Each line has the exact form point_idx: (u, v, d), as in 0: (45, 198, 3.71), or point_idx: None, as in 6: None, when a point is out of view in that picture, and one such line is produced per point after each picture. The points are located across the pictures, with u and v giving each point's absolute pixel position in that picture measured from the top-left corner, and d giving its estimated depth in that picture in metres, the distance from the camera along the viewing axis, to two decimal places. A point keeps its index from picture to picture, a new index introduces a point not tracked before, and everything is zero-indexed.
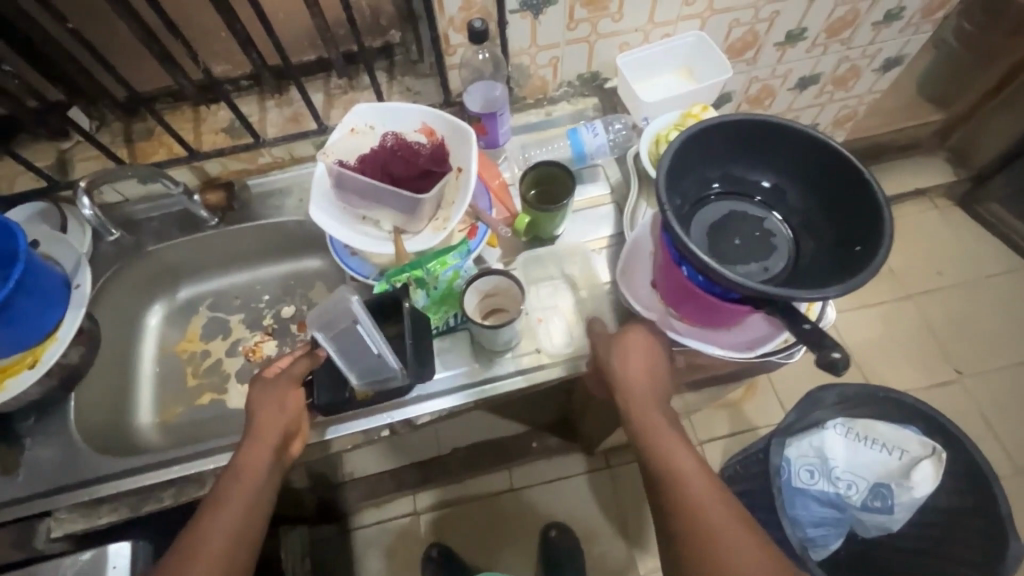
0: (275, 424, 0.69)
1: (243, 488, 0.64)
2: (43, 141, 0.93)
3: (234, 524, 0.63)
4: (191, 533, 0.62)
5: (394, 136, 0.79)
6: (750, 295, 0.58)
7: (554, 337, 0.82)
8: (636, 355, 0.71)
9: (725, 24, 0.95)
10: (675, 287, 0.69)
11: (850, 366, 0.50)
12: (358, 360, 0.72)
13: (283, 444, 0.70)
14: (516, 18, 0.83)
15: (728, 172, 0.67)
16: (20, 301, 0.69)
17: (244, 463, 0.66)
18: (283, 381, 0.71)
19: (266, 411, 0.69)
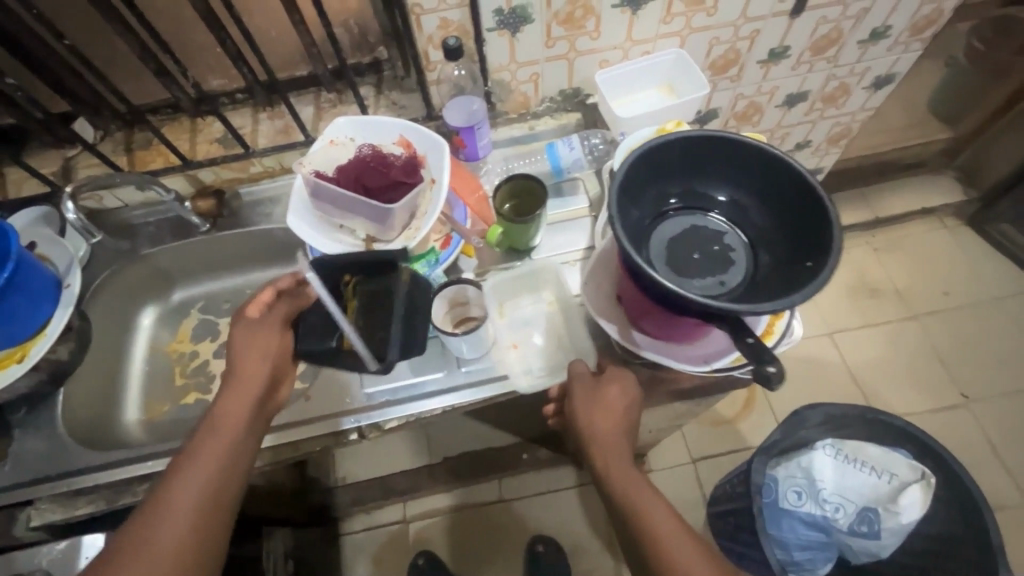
0: (258, 369, 0.70)
1: (222, 432, 0.65)
2: (52, 149, 0.99)
3: (214, 469, 0.63)
4: (167, 482, 0.61)
5: (370, 148, 0.82)
6: (701, 311, 0.58)
7: (522, 356, 0.82)
8: (601, 408, 0.71)
9: (705, 42, 0.97)
10: (635, 301, 0.70)
11: (783, 379, 0.52)
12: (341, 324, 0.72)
13: (268, 392, 0.71)
14: (494, 35, 0.85)
15: (686, 186, 0.68)
16: (13, 298, 0.74)
17: (223, 410, 0.66)
18: (269, 323, 0.73)
19: (248, 355, 0.70)
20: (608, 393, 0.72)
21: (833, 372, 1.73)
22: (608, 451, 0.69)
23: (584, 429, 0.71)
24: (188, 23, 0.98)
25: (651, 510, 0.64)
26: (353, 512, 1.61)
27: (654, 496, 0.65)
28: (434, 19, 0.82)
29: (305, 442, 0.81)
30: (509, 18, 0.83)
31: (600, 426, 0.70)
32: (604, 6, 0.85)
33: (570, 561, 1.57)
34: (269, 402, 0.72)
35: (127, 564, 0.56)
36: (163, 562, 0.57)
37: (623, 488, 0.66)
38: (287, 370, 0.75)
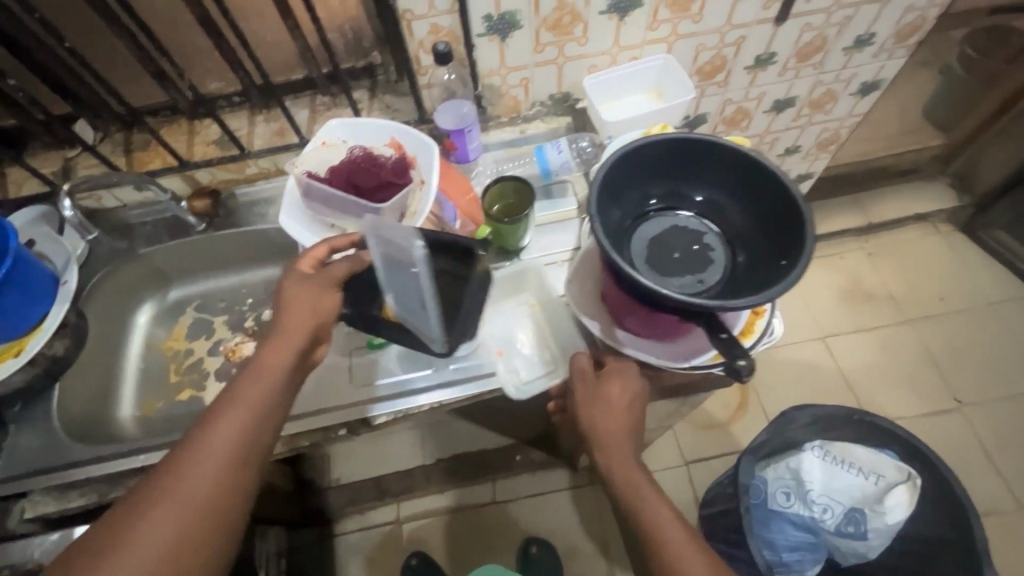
0: (304, 321, 0.65)
1: (262, 383, 0.60)
2: (52, 149, 1.01)
3: (249, 419, 0.58)
4: (200, 425, 0.56)
5: (361, 149, 0.84)
6: (678, 307, 0.60)
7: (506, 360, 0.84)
8: (604, 406, 0.70)
9: (692, 48, 0.99)
10: (619, 298, 0.71)
11: (752, 372, 0.55)
12: (405, 303, 0.74)
13: (309, 347, 0.66)
14: (483, 41, 0.88)
15: (666, 187, 0.70)
16: (10, 293, 0.76)
17: (265, 359, 0.62)
18: (322, 279, 0.68)
19: (298, 306, 0.66)
20: (609, 389, 0.71)
21: (826, 376, 1.73)
22: (612, 450, 0.69)
23: (588, 429, 0.70)
24: (187, 28, 1.01)
25: (657, 512, 0.63)
26: (347, 513, 1.62)
27: (659, 499, 0.64)
28: (425, 24, 0.84)
29: (295, 436, 0.82)
30: (498, 24, 0.85)
31: (602, 426, 0.69)
32: (591, 12, 0.87)
33: (563, 562, 1.57)
34: (309, 356, 0.67)
35: (149, 509, 0.51)
36: (184, 511, 0.52)
37: (628, 489, 0.65)
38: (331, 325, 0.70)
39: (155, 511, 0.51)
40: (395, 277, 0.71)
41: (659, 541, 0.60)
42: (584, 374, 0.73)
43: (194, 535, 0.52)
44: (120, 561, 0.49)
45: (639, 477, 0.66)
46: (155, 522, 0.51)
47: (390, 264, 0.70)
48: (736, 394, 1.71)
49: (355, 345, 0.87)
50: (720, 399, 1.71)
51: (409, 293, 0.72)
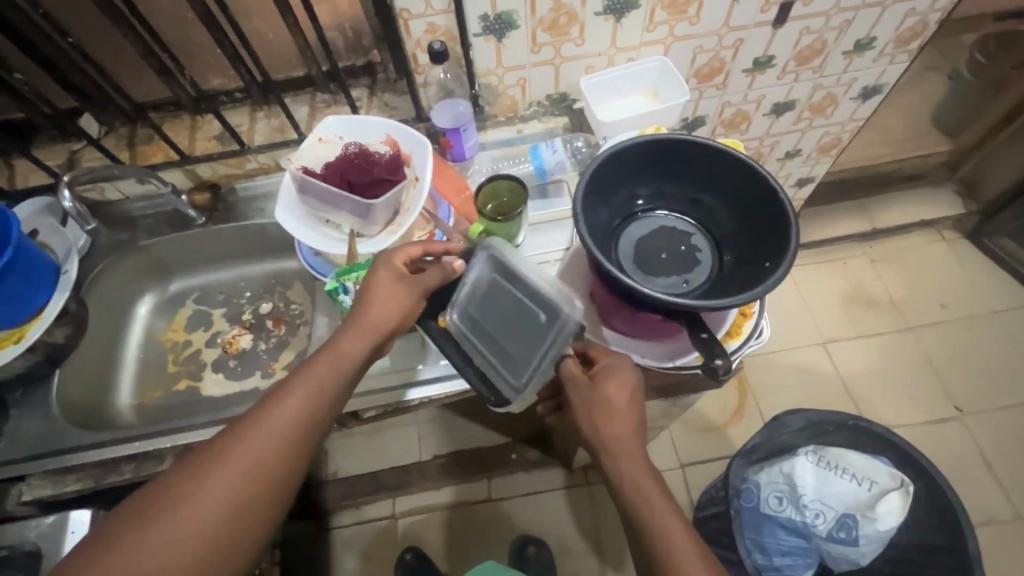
0: (381, 319, 0.68)
1: (331, 367, 0.63)
2: (58, 143, 1.03)
3: (313, 404, 0.61)
4: (273, 395, 0.60)
5: (357, 146, 0.85)
6: (661, 307, 0.60)
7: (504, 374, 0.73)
8: (606, 410, 0.65)
9: (690, 50, 0.99)
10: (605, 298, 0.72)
11: (728, 372, 0.55)
12: (484, 333, 0.73)
13: (383, 340, 0.69)
14: (480, 40, 0.88)
15: (657, 187, 0.71)
16: (10, 281, 0.78)
17: (341, 346, 0.65)
18: (413, 285, 0.71)
19: (382, 302, 0.68)
20: (606, 388, 0.66)
21: (825, 381, 1.72)
22: (618, 455, 0.64)
23: (591, 434, 0.65)
24: (191, 26, 1.03)
25: (665, 521, 0.59)
26: (343, 507, 1.63)
27: (667, 508, 0.60)
28: (422, 23, 0.85)
29: None
30: (494, 24, 0.86)
31: (608, 432, 0.64)
32: (587, 13, 0.87)
33: (555, 561, 1.58)
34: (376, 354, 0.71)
35: (213, 472, 0.54)
36: (244, 480, 0.55)
37: (633, 495, 0.61)
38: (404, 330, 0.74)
39: (220, 471, 0.54)
40: (491, 303, 0.73)
41: (667, 553, 0.57)
42: (578, 377, 0.68)
43: (244, 505, 0.54)
44: (181, 513, 0.52)
45: (648, 483, 0.62)
46: (216, 484, 0.54)
47: (494, 290, 0.73)
48: (733, 398, 1.70)
49: None
50: (717, 402, 1.71)
51: (509, 323, 0.72)
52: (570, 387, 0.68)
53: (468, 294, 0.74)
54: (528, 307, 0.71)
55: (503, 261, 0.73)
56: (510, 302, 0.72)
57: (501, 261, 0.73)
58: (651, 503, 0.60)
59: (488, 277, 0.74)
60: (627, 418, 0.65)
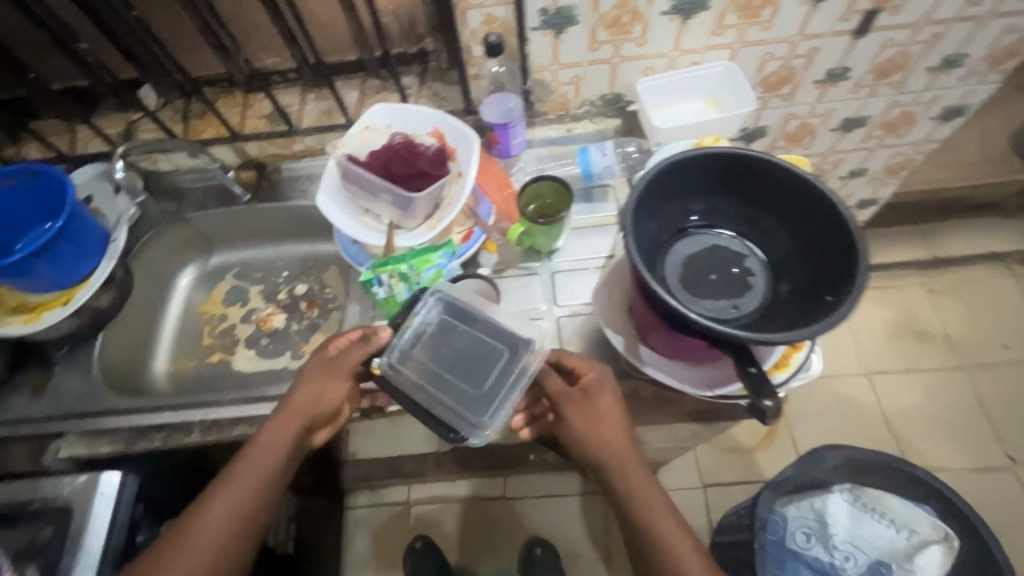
0: (307, 411, 0.69)
1: (258, 462, 0.66)
2: (117, 112, 1.06)
3: (246, 500, 0.65)
4: (206, 497, 0.65)
5: (403, 137, 0.83)
6: (702, 332, 0.57)
7: (467, 405, 0.68)
8: (608, 423, 0.67)
9: (758, 57, 0.93)
10: (642, 314, 0.69)
11: (776, 416, 0.50)
12: (435, 378, 0.70)
13: (310, 428, 0.70)
14: (537, 35, 0.85)
15: (710, 204, 0.67)
16: (61, 245, 0.80)
17: (265, 439, 0.68)
18: (339, 368, 0.71)
19: (302, 395, 0.70)
20: (600, 401, 0.67)
21: (865, 415, 1.63)
22: (625, 468, 0.65)
23: (595, 450, 0.66)
24: None
25: (664, 527, 0.62)
26: (358, 488, 1.65)
27: (663, 510, 0.63)
28: (479, 14, 0.82)
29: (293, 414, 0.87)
30: (554, 18, 0.83)
31: (608, 442, 0.66)
32: (652, 12, 0.83)
33: (563, 566, 1.56)
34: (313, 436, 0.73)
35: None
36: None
37: (631, 500, 0.64)
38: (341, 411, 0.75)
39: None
40: (443, 346, 0.72)
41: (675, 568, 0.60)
42: (569, 392, 0.69)
43: None
44: None
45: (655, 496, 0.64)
46: None
47: (446, 335, 0.73)
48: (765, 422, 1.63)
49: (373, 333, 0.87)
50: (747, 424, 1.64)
51: (467, 361, 0.71)
52: (564, 401, 0.68)
53: (415, 340, 0.72)
54: (483, 351, 0.72)
55: (455, 307, 0.75)
56: (465, 345, 0.73)
57: (453, 307, 0.75)
58: (650, 507, 0.63)
59: (438, 320, 0.74)
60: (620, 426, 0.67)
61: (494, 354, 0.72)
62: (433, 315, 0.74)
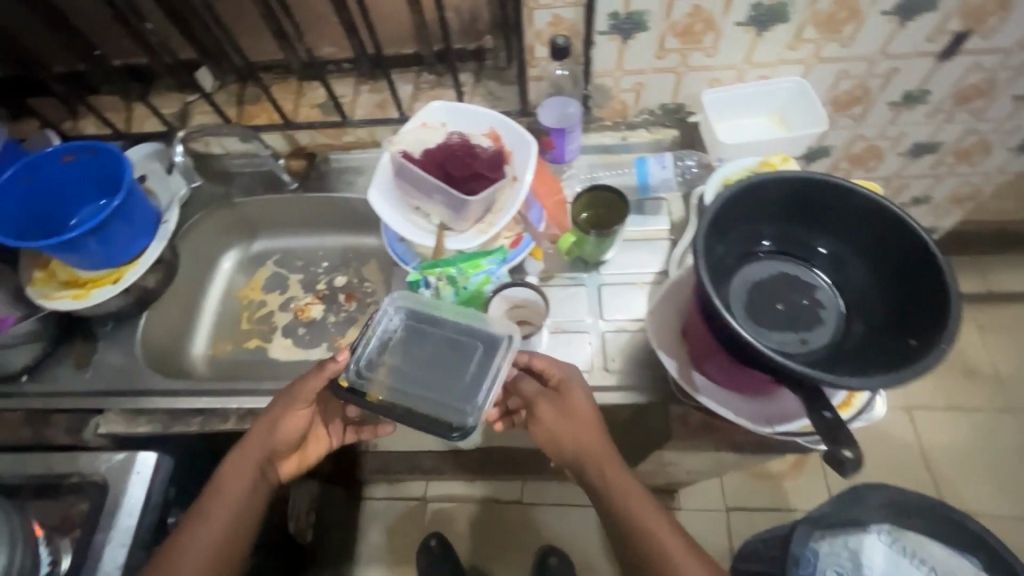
0: (263, 443, 0.73)
1: (225, 494, 0.70)
2: (174, 92, 1.06)
3: (225, 528, 0.69)
4: (181, 536, 0.68)
5: (459, 137, 0.82)
6: (770, 366, 0.53)
7: (450, 399, 0.67)
8: (581, 423, 0.69)
9: (832, 74, 0.89)
10: (700, 338, 0.66)
11: (857, 469, 0.47)
12: (411, 381, 0.68)
13: (270, 457, 0.74)
14: (604, 39, 0.83)
15: (783, 231, 0.63)
16: (115, 224, 0.80)
17: (227, 473, 0.72)
18: (292, 399, 0.73)
19: (259, 428, 0.74)
20: (572, 400, 0.70)
21: (903, 450, 1.56)
22: (603, 464, 0.68)
23: (573, 450, 0.69)
24: None
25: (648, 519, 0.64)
26: (376, 480, 1.65)
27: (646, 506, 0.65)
28: (547, 15, 0.80)
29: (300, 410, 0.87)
30: (623, 23, 0.80)
31: (586, 442, 0.68)
32: (727, 22, 0.80)
33: None
34: (278, 463, 0.76)
35: None
36: None
37: (613, 498, 0.66)
38: (303, 438, 0.78)
39: None
40: (413, 349, 0.71)
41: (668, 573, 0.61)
42: (544, 393, 0.72)
43: None
44: None
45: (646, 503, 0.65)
46: None
47: (413, 338, 0.72)
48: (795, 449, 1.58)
49: None
50: None
51: (441, 357, 0.70)
52: (542, 404, 0.71)
53: (382, 349, 0.71)
54: (455, 346, 0.72)
55: (416, 311, 0.73)
56: (436, 343, 0.72)
57: (415, 312, 0.73)
58: (632, 502, 0.65)
59: (404, 325, 0.73)
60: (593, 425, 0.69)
61: (468, 347, 0.71)
62: (398, 320, 0.73)
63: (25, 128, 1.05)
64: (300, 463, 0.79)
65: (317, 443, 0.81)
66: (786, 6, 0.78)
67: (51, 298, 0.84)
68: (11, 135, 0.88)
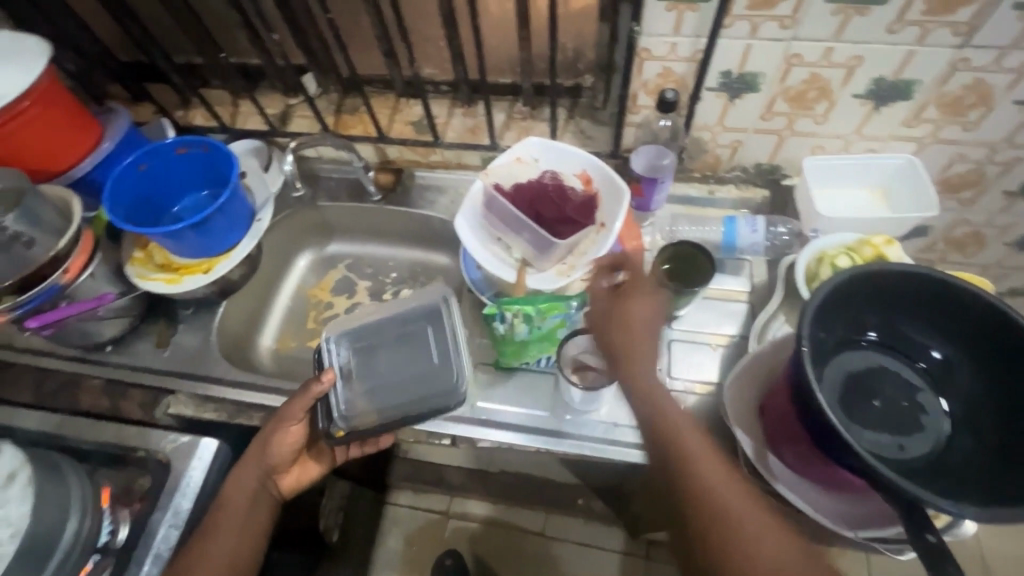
0: (258, 462, 0.77)
1: (233, 508, 0.74)
2: (278, 93, 1.11)
3: (234, 538, 0.73)
4: (193, 553, 0.70)
5: (552, 178, 0.84)
6: (860, 468, 0.51)
7: (433, 376, 0.82)
8: (642, 325, 0.66)
9: (946, 156, 0.85)
10: (777, 418, 0.64)
11: None
12: (386, 388, 0.82)
13: (269, 473, 0.78)
14: (710, 95, 0.82)
15: (892, 324, 0.60)
16: (217, 218, 0.84)
17: (229, 489, 0.76)
18: (281, 422, 0.77)
19: (255, 449, 0.78)
20: (634, 302, 0.68)
21: None
22: (639, 371, 0.64)
23: (625, 353, 0.66)
24: None
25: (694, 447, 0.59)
26: (402, 487, 1.65)
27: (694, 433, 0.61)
28: (657, 66, 0.79)
29: None
30: (734, 82, 0.79)
31: (638, 347, 0.65)
32: (844, 93, 0.77)
33: None
34: (279, 476, 0.81)
35: None
36: None
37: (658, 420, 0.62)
38: (300, 452, 0.82)
39: None
40: (373, 368, 0.84)
41: (735, 527, 0.54)
42: (602, 297, 0.70)
43: None
44: None
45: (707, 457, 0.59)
46: None
47: (366, 360, 0.85)
48: None
49: (482, 359, 0.88)
50: None
51: (401, 354, 0.85)
52: (605, 306, 0.69)
53: (346, 379, 0.82)
54: (410, 338, 0.86)
55: (358, 334, 0.87)
56: (389, 347, 0.86)
57: (358, 339, 0.87)
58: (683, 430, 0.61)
59: (348, 360, 0.85)
60: (653, 323, 0.67)
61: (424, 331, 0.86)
62: (342, 362, 0.84)
63: (142, 111, 1.11)
64: (299, 478, 0.83)
65: (316, 461, 0.84)
66: (912, 84, 0.75)
67: (146, 278, 0.88)
68: (133, 121, 0.94)
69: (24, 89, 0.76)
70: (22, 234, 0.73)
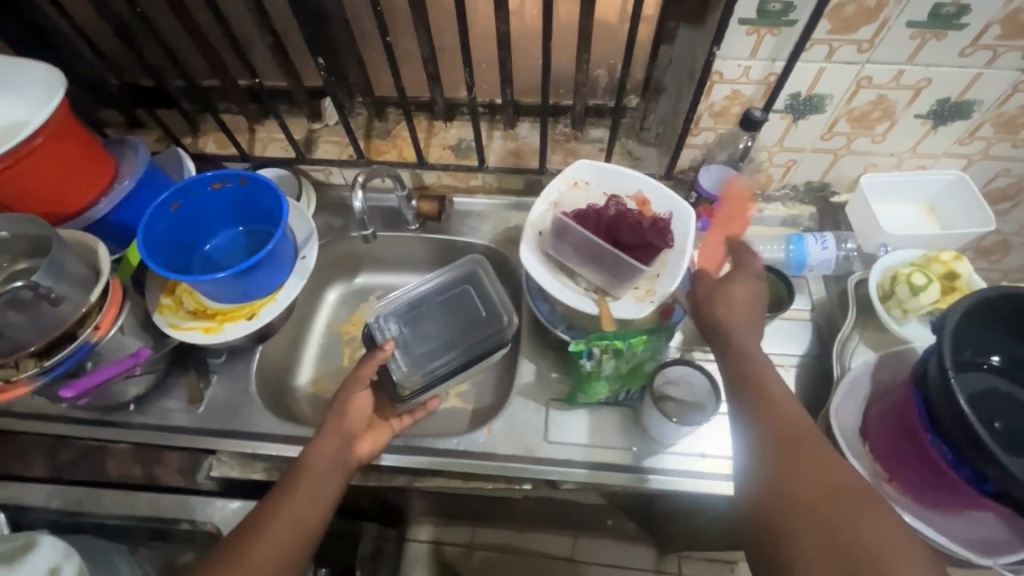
0: (339, 429, 0.69)
1: (311, 470, 0.65)
2: (299, 117, 1.03)
3: (309, 498, 0.64)
4: (267, 506, 0.62)
5: (616, 208, 0.80)
6: (1007, 492, 0.51)
7: (483, 330, 0.87)
8: (742, 299, 0.68)
9: (991, 171, 0.88)
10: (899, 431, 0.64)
11: None
12: (437, 349, 0.86)
13: (350, 439, 0.70)
14: (776, 117, 0.81)
15: (1015, 351, 0.61)
16: (266, 260, 0.76)
17: (313, 448, 0.67)
18: (354, 383, 0.73)
19: (338, 410, 0.71)
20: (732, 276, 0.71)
21: None
22: (739, 326, 0.66)
23: (719, 311, 0.68)
24: None
25: (774, 385, 0.59)
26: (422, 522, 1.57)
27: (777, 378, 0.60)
28: (726, 89, 0.78)
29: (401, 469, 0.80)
30: (801, 104, 0.79)
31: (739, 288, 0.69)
32: (907, 113, 0.79)
33: None
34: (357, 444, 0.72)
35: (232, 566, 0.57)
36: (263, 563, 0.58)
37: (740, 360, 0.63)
38: (372, 422, 0.76)
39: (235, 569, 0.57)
40: (422, 332, 0.87)
41: (792, 437, 0.55)
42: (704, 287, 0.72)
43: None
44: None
45: (782, 394, 0.58)
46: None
47: (415, 324, 0.88)
48: None
49: (551, 396, 0.84)
50: None
51: (447, 314, 0.89)
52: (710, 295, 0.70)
53: (402, 347, 0.86)
54: (454, 295, 0.90)
55: (402, 307, 0.89)
56: (435, 310, 0.89)
57: (404, 311, 0.89)
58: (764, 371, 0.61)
59: (397, 323, 0.88)
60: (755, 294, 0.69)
61: (466, 287, 0.90)
62: (393, 327, 0.88)
63: (146, 139, 1.01)
64: (377, 442, 0.74)
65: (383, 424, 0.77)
66: (972, 105, 0.77)
67: (180, 328, 0.79)
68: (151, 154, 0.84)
69: (35, 126, 0.66)
70: (51, 291, 0.63)
